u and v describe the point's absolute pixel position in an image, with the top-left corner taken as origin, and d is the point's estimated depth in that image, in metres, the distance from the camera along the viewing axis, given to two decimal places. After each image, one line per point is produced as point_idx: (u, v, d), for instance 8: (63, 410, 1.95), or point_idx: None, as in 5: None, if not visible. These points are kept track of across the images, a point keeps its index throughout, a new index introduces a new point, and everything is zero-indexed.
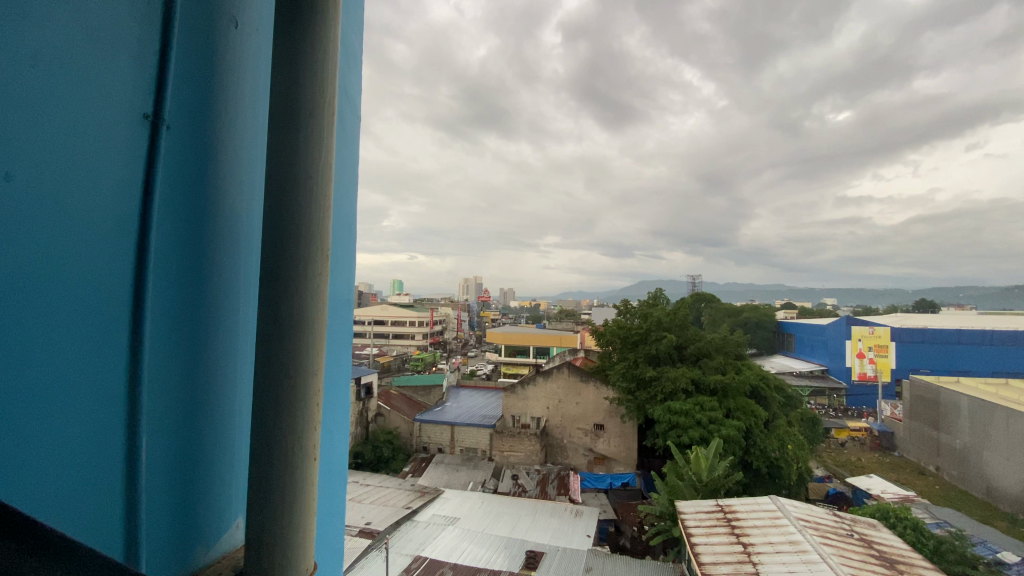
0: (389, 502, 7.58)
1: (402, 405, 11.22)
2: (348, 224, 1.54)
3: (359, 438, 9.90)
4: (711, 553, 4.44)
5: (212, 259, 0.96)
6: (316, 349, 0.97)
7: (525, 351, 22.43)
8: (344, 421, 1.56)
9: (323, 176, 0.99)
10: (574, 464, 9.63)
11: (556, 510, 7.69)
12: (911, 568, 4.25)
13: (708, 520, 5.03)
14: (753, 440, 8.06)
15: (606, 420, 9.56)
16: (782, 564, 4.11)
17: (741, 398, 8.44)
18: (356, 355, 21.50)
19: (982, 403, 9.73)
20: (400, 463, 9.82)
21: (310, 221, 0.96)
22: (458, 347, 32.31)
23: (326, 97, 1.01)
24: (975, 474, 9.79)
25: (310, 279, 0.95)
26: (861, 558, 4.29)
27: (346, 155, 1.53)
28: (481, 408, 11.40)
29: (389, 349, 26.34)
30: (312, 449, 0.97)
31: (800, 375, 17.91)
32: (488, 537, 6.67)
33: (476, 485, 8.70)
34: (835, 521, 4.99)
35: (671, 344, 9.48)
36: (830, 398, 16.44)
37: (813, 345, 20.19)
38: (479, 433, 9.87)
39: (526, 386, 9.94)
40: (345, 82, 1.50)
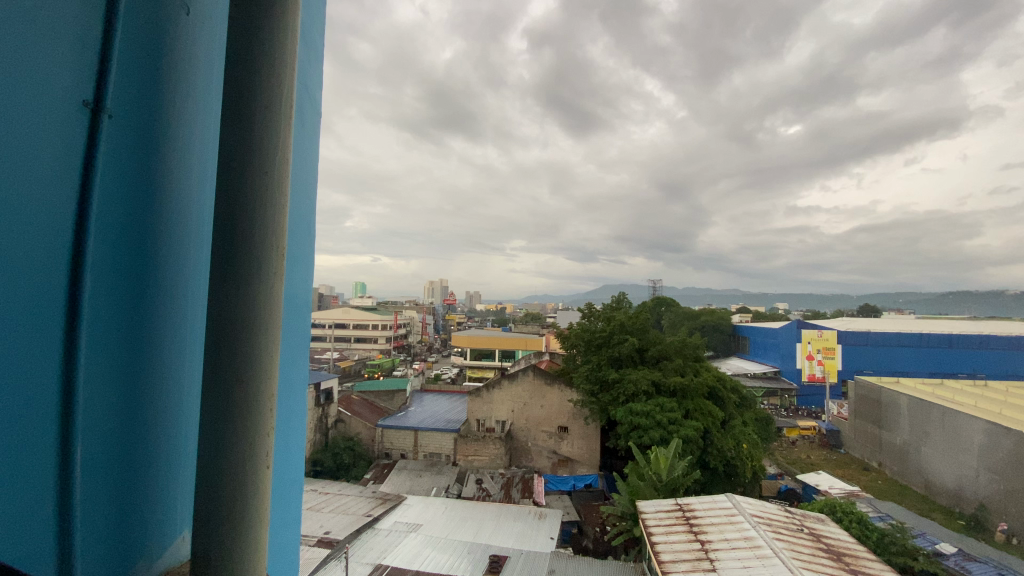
0: (349, 510, 7.40)
1: (364, 411, 10.98)
2: (307, 225, 1.50)
3: (318, 445, 9.60)
4: (670, 552, 4.54)
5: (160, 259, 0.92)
6: (270, 353, 0.94)
7: (490, 355, 22.45)
8: (299, 431, 1.50)
9: (282, 172, 0.96)
10: (538, 467, 9.66)
11: (519, 513, 7.69)
12: (856, 560, 4.47)
13: (668, 519, 5.15)
14: (711, 441, 8.31)
15: (570, 423, 9.63)
16: (737, 560, 4.25)
17: (699, 399, 8.71)
18: (315, 359, 20.92)
19: (920, 402, 10.37)
20: (361, 470, 9.58)
21: (264, 224, 0.93)
22: (423, 351, 32.00)
23: (284, 94, 0.98)
24: (913, 469, 10.43)
25: (263, 278, 0.92)
26: (811, 551, 4.49)
27: (304, 151, 1.48)
28: (445, 412, 11.31)
29: (351, 353, 25.77)
30: (265, 457, 0.93)
31: (754, 376, 18.68)
32: (452, 543, 6.60)
33: (439, 490, 8.61)
34: (786, 517, 5.21)
35: (633, 347, 9.66)
36: (782, 398, 17.19)
37: (767, 348, 21.08)
38: (443, 438, 9.78)
39: (491, 389, 9.89)
40: (304, 78, 1.46)
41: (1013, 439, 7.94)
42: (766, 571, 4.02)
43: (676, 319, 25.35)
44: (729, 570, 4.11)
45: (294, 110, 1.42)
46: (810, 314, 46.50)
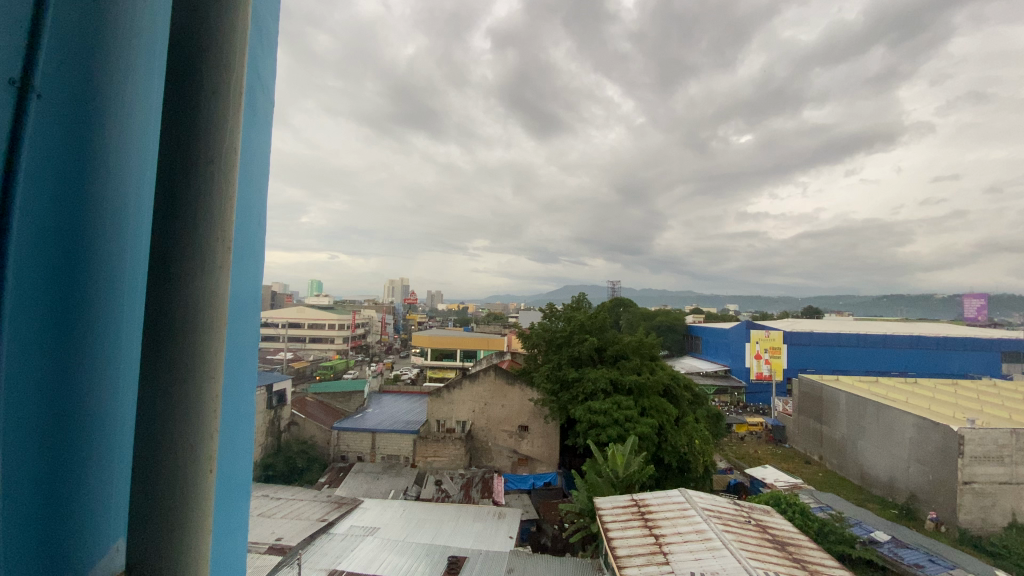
0: (302, 516, 7.17)
1: (319, 413, 10.66)
2: (257, 218, 1.44)
3: (270, 449, 9.25)
4: (626, 546, 4.65)
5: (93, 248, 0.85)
6: (216, 353, 0.90)
7: (452, 355, 22.31)
8: (246, 434, 1.44)
9: (229, 159, 0.92)
10: (498, 466, 9.67)
11: (478, 513, 7.68)
12: (798, 549, 4.72)
13: (623, 514, 5.27)
14: (666, 437, 8.57)
15: (530, 422, 9.68)
16: (688, 552, 4.40)
17: (655, 397, 8.98)
18: (268, 360, 20.13)
19: (857, 399, 11.05)
20: (316, 474, 9.31)
21: (213, 216, 0.89)
22: (382, 352, 31.42)
23: (231, 80, 0.94)
24: (851, 462, 11.11)
25: (209, 272, 0.88)
26: (757, 541, 4.70)
27: (255, 142, 1.42)
28: (404, 413, 11.15)
29: (305, 354, 25.01)
30: (207, 460, 0.88)
31: (706, 375, 19.43)
32: (409, 546, 6.51)
33: (397, 493, 8.48)
34: (735, 510, 5.44)
35: (592, 346, 9.82)
36: (732, 396, 17.94)
37: (719, 348, 21.95)
38: (402, 439, 9.63)
39: (451, 389, 9.83)
40: (257, 66, 1.41)
41: (939, 432, 8.54)
42: (717, 563, 4.17)
43: (633, 319, 26.02)
44: (682, 562, 4.24)
45: (246, 97, 1.36)
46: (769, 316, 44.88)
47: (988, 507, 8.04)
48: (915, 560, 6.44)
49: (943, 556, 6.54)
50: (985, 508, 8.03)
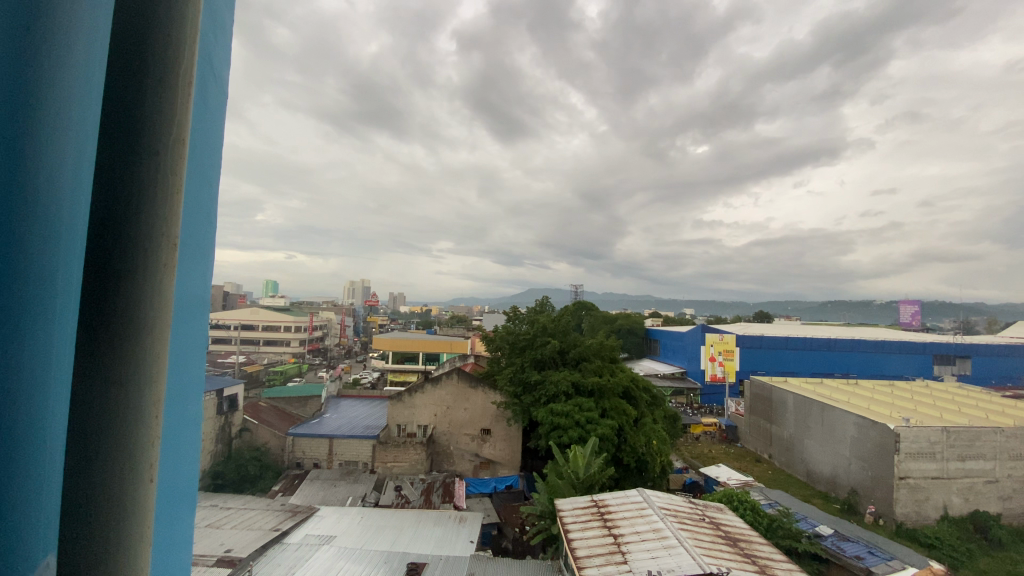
0: (253, 525, 6.88)
1: (273, 419, 10.27)
2: (207, 215, 1.38)
3: (219, 457, 8.82)
4: (585, 547, 4.72)
5: (53, 224, 0.75)
6: (158, 356, 0.85)
7: (413, 358, 21.99)
8: (193, 442, 1.37)
9: (178, 150, 0.89)
10: (459, 470, 9.59)
11: (439, 518, 7.60)
12: (749, 544, 4.92)
13: (584, 515, 5.35)
14: (625, 438, 8.74)
15: (492, 425, 9.64)
16: (646, 551, 4.50)
17: (615, 398, 9.16)
18: (218, 363, 19.21)
19: (804, 400, 11.63)
20: (269, 482, 8.96)
21: (163, 213, 0.86)
22: (340, 355, 30.60)
23: (183, 71, 0.91)
24: (798, 460, 11.65)
25: (152, 271, 0.84)
26: (711, 538, 4.86)
27: (206, 136, 1.36)
28: (362, 419, 10.89)
29: (259, 357, 24.09)
30: (149, 469, 0.84)
31: (664, 377, 19.97)
32: (367, 554, 6.36)
33: (355, 500, 8.27)
34: (690, 508, 5.60)
35: (554, 349, 9.91)
36: (688, 397, 18.52)
37: (675, 350, 22.63)
38: (360, 445, 9.41)
39: (413, 393, 9.68)
40: (210, 56, 1.36)
41: (878, 430, 9.07)
42: (673, 560, 4.28)
43: (594, 322, 26.48)
44: (639, 561, 4.34)
45: (197, 86, 1.30)
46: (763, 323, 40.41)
47: (922, 500, 8.61)
48: (856, 552, 6.80)
49: (882, 547, 6.94)
50: (919, 501, 8.60)
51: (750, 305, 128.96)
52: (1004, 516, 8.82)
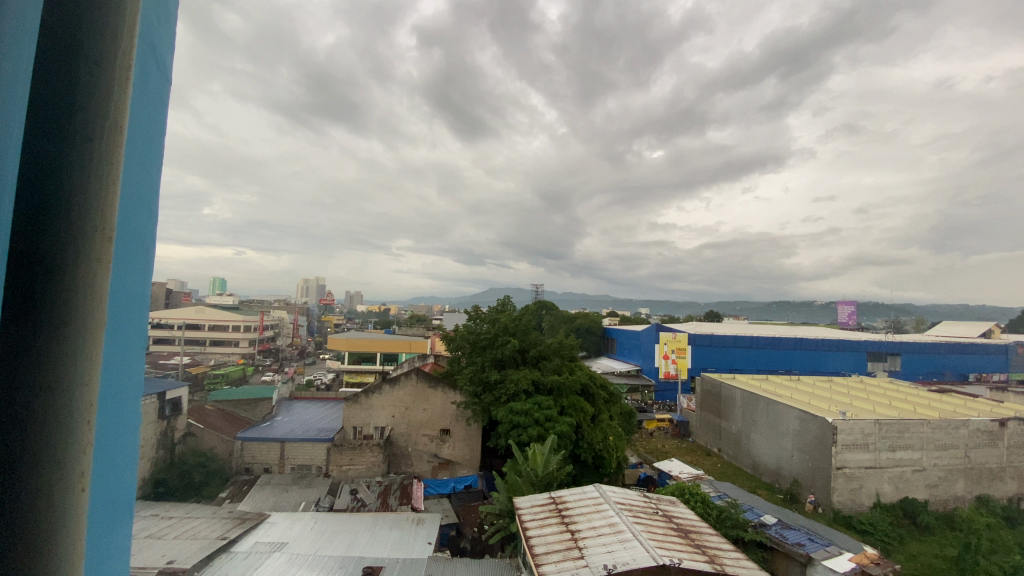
0: (198, 535, 6.55)
1: (219, 423, 9.81)
2: (148, 210, 1.31)
3: (160, 464, 8.34)
4: (543, 544, 4.77)
5: None
6: (89, 353, 0.80)
7: (371, 359, 21.58)
8: (130, 449, 1.29)
9: (113, 136, 0.84)
10: (418, 472, 9.47)
11: (397, 521, 7.48)
12: (699, 535, 5.12)
13: (542, 513, 5.41)
14: (582, 435, 8.88)
15: (452, 425, 9.56)
16: (602, 545, 4.60)
17: (573, 396, 9.30)
18: (160, 365, 18.18)
19: (751, 395, 12.20)
20: (215, 488, 8.58)
21: (96, 204, 0.82)
22: (293, 356, 29.61)
23: (123, 54, 0.87)
24: (745, 453, 12.21)
25: (86, 267, 0.79)
26: (664, 531, 5.02)
27: (149, 128, 1.30)
28: (316, 421, 10.58)
29: (205, 358, 23.04)
30: (80, 478, 0.79)
31: (620, 375, 20.48)
32: (320, 559, 6.19)
33: (308, 505, 8.04)
34: (645, 502, 5.77)
35: (515, 348, 9.95)
36: (643, 394, 19.08)
37: (631, 348, 23.28)
38: (314, 448, 9.13)
39: (370, 394, 9.47)
40: (152, 39, 1.29)
41: (818, 423, 9.62)
42: (628, 554, 4.39)
43: (554, 322, 26.93)
44: (595, 556, 4.43)
45: (140, 73, 1.24)
46: (714, 322, 42.04)
47: (856, 488, 9.22)
48: (797, 539, 7.21)
49: (820, 534, 7.38)
50: (854, 490, 9.20)
51: (701, 304, 128.93)
52: (929, 502, 9.55)
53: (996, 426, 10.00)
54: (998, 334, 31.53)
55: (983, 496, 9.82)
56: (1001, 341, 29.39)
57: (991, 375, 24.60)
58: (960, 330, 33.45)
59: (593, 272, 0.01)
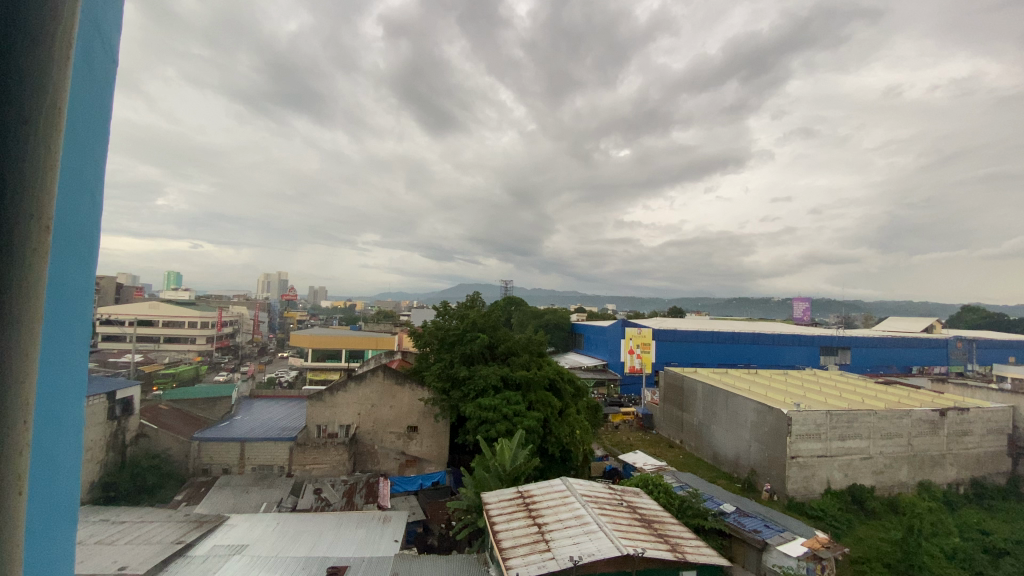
0: (152, 539, 6.27)
1: (174, 422, 9.40)
2: (92, 197, 1.25)
3: (110, 467, 7.93)
4: (510, 538, 4.80)
5: None
6: (21, 350, 0.75)
7: (335, 355, 21.18)
8: (74, 449, 1.23)
9: (50, 118, 0.80)
10: (384, 469, 9.35)
11: (362, 519, 7.37)
12: (663, 525, 5.26)
13: (509, 507, 5.44)
14: (550, 429, 8.97)
15: (419, 422, 9.47)
16: (568, 538, 4.67)
17: (541, 391, 9.39)
18: (110, 364, 17.33)
19: (711, 389, 12.61)
20: (169, 491, 8.23)
21: (29, 191, 0.77)
22: (253, 354, 28.74)
23: (59, 28, 0.82)
24: (705, 444, 12.63)
25: (17, 256, 0.75)
26: (628, 522, 5.13)
27: (94, 109, 1.24)
28: (278, 420, 10.30)
29: (158, 356, 22.03)
30: (16, 480, 0.75)
31: (587, 369, 20.82)
32: (282, 561, 6.04)
33: (270, 506, 7.82)
34: (610, 494, 5.89)
35: (483, 344, 9.95)
36: (609, 388, 19.48)
37: (598, 343, 23.68)
38: (276, 447, 8.88)
39: (335, 392, 9.28)
40: (96, 15, 1.22)
41: (774, 414, 10.04)
42: (593, 545, 4.48)
43: (523, 318, 27.09)
44: (562, 548, 4.49)
45: (82, 50, 1.18)
46: (677, 318, 43.17)
47: (809, 476, 9.69)
48: (754, 526, 7.52)
49: (775, 521, 7.72)
50: (807, 477, 9.67)
51: (665, 304, 128.96)
52: (876, 488, 10.13)
53: (936, 415, 10.67)
54: (938, 329, 33.69)
55: (924, 482, 10.46)
56: (940, 335, 31.40)
57: (932, 368, 26.24)
58: (904, 325, 35.50)
59: (509, 266, 0.01)
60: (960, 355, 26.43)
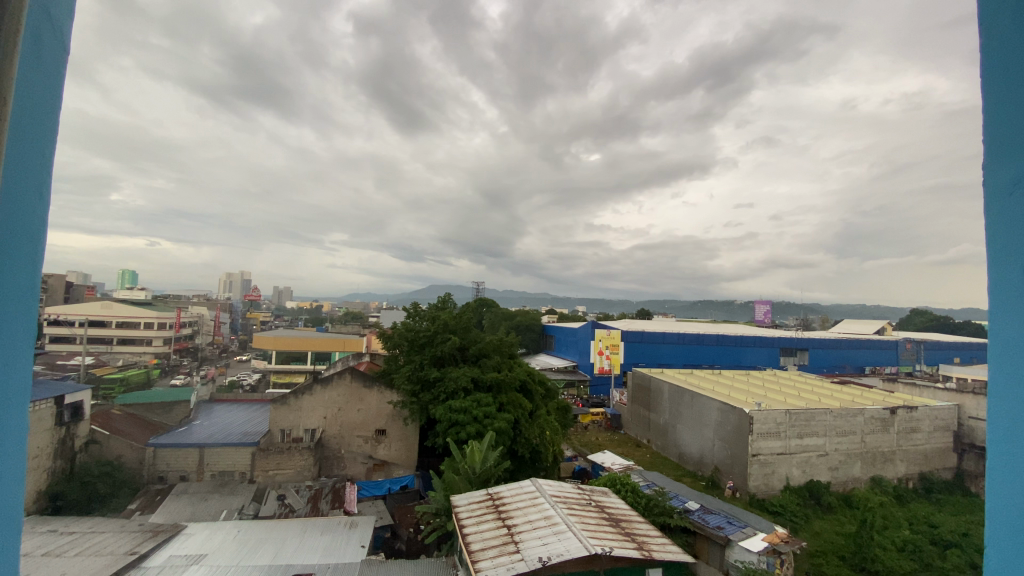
0: (103, 551, 5.95)
1: (129, 428, 8.97)
2: (40, 193, 1.17)
3: (58, 475, 7.50)
4: (480, 541, 4.78)
5: None
6: None
7: (301, 358, 20.66)
8: (16, 461, 1.15)
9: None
10: (351, 474, 9.18)
11: (328, 525, 7.20)
12: (630, 524, 5.35)
13: (479, 509, 5.43)
14: (520, 431, 9.00)
15: (388, 425, 9.34)
16: (537, 538, 4.70)
17: (511, 393, 9.41)
18: (57, 367, 16.39)
19: (677, 389, 12.92)
20: (123, 500, 7.85)
21: None
22: (214, 356, 27.67)
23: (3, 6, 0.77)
24: (671, 443, 12.93)
25: None
26: (597, 521, 5.19)
27: (42, 97, 1.18)
28: (241, 424, 9.97)
29: (110, 359, 20.95)
30: None
31: (558, 370, 21.01)
32: (244, 571, 5.84)
33: (231, 513, 7.56)
34: (579, 494, 5.96)
35: (454, 345, 9.91)
36: (578, 389, 19.73)
37: (568, 345, 23.90)
38: (237, 453, 8.59)
39: (300, 395, 9.06)
40: (45, 2, 1.16)
41: (737, 413, 10.37)
42: (562, 545, 4.52)
43: (494, 319, 27.09)
44: (531, 549, 4.51)
45: (31, 38, 1.12)
46: (646, 318, 44.01)
47: (770, 473, 10.04)
48: (717, 523, 7.74)
49: (737, 517, 7.97)
50: (767, 474, 10.02)
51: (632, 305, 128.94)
52: (832, 484, 10.58)
53: (887, 413, 11.25)
54: (888, 331, 35.51)
55: (876, 477, 10.98)
56: (889, 336, 33.11)
57: (883, 368, 27.59)
58: (857, 327, 37.27)
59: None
60: (909, 356, 27.88)
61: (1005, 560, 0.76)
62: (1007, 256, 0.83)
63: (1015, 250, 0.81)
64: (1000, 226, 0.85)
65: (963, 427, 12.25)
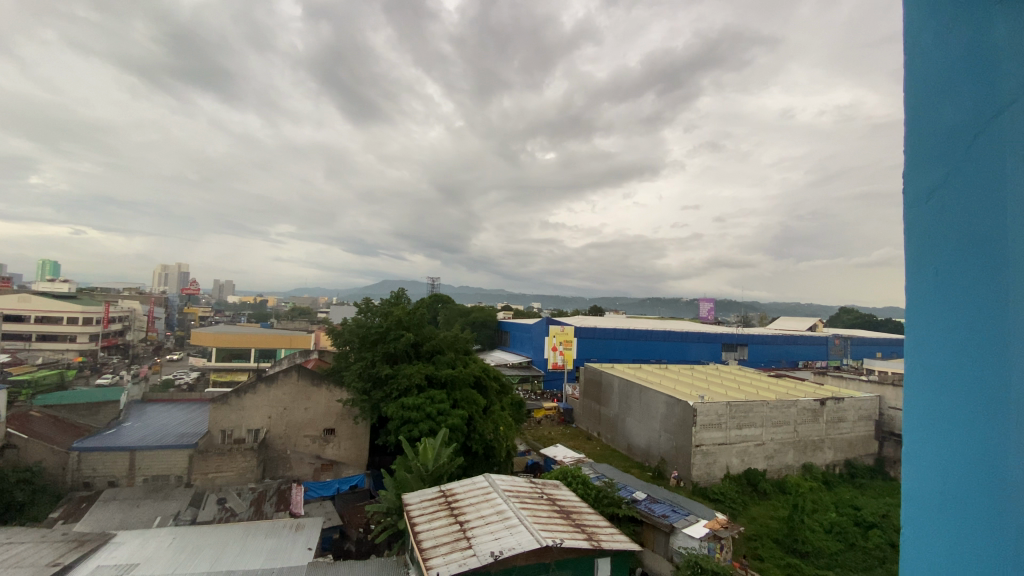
0: (21, 563, 5.47)
1: (49, 431, 8.28)
2: None
3: None
4: (431, 538, 4.76)
5: None
6: None
7: (244, 355, 19.70)
8: None
9: None
10: (297, 475, 8.87)
11: (272, 528, 6.94)
12: (580, 516, 5.48)
13: (431, 507, 5.40)
14: (473, 427, 9.00)
15: (336, 424, 9.08)
16: (489, 533, 4.74)
17: (465, 389, 9.39)
18: None
19: (626, 384, 13.31)
20: (43, 508, 7.24)
21: None
22: (148, 354, 25.86)
23: None
24: (620, 437, 13.32)
25: None
26: (548, 514, 5.29)
27: None
28: (177, 425, 9.43)
29: (28, 358, 19.13)
30: None
31: (512, 365, 21.16)
32: None
33: (165, 519, 7.13)
34: (531, 488, 6.05)
35: (407, 342, 9.75)
36: (532, 384, 19.97)
37: (523, 341, 24.10)
38: (172, 456, 8.08)
39: (242, 394, 8.66)
40: None
41: (681, 406, 10.84)
42: (514, 539, 4.57)
43: (450, 315, 26.92)
44: (483, 544, 4.54)
45: None
46: (599, 314, 44.92)
47: (711, 462, 10.57)
48: (662, 511, 8.06)
49: (681, 505, 8.33)
50: (709, 464, 10.53)
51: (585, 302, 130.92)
52: (767, 471, 11.26)
53: (817, 405, 12.09)
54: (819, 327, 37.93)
55: (806, 464, 11.79)
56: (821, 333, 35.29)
57: (814, 362, 29.51)
58: (793, 324, 39.59)
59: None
60: (837, 351, 29.93)
61: (931, 543, 0.83)
62: (931, 255, 0.90)
63: (937, 251, 0.89)
64: (919, 229, 0.94)
65: (885, 416, 13.30)
